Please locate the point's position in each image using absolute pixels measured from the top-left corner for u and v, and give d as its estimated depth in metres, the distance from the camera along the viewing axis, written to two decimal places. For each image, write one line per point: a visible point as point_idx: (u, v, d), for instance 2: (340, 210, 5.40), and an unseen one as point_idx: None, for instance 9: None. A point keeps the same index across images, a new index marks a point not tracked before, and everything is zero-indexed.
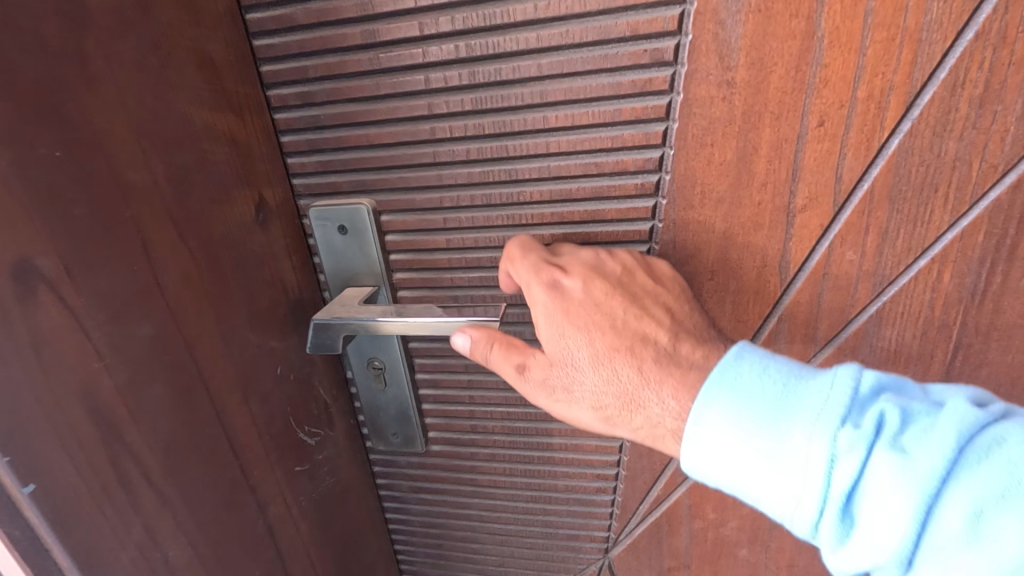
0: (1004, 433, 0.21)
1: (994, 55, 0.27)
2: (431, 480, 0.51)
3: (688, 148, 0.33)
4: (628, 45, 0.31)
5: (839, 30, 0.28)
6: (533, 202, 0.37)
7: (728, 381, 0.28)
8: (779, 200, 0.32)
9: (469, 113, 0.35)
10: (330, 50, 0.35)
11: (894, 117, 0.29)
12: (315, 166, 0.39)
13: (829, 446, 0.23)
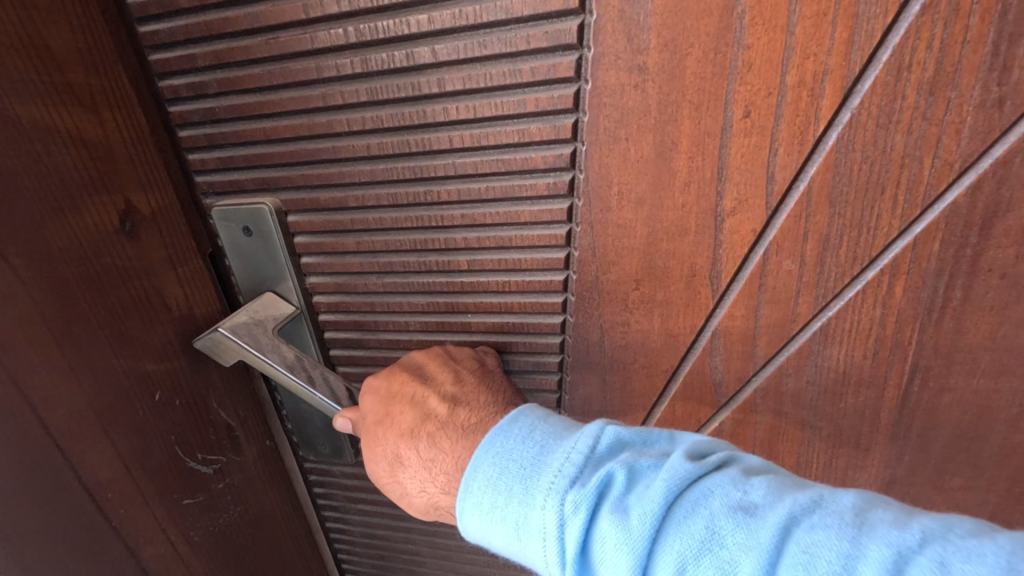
0: (710, 484, 0.19)
1: (947, 30, 0.22)
2: (366, 491, 0.47)
3: (601, 143, 0.28)
4: (525, 26, 0.27)
5: (761, 4, 0.24)
6: (442, 202, 0.33)
7: (489, 446, 0.24)
8: (705, 202, 0.28)
9: (366, 104, 0.31)
10: (218, 35, 0.31)
11: (830, 106, 0.25)
12: (217, 166, 0.35)
13: (557, 515, 0.20)
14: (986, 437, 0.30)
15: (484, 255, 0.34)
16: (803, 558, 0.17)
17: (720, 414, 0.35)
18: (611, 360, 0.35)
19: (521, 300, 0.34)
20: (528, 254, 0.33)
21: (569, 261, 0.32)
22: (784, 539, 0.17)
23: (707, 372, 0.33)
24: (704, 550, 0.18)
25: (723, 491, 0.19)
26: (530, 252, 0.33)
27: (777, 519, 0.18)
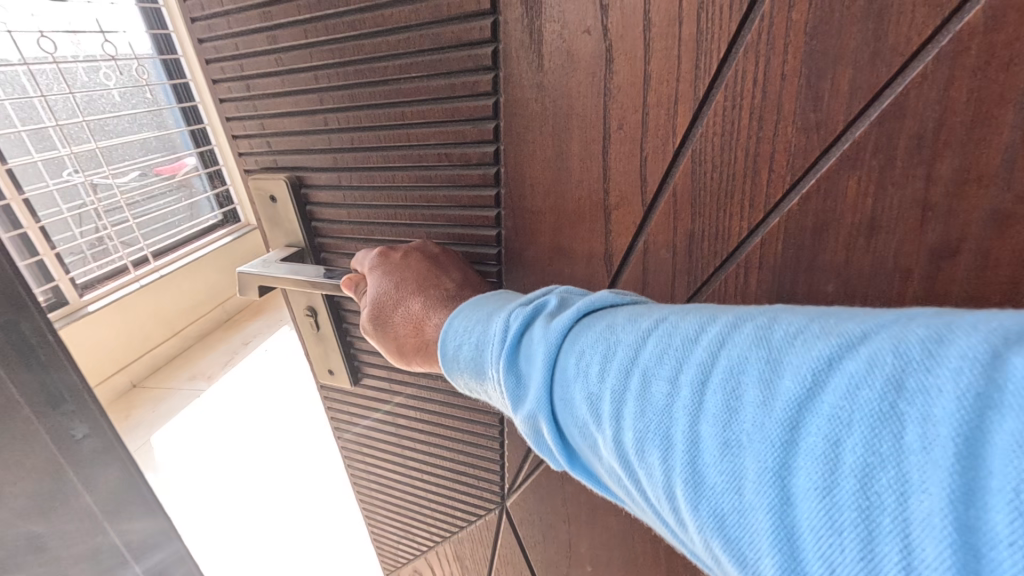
0: (617, 307, 0.26)
1: (767, 66, 0.27)
2: (368, 407, 0.59)
3: (515, 145, 0.35)
4: (455, 50, 0.34)
5: (622, 40, 0.29)
6: (404, 185, 0.41)
7: (474, 305, 0.33)
8: (595, 196, 0.35)
9: (350, 106, 0.40)
10: (252, 52, 0.42)
11: (683, 124, 0.30)
12: (249, 148, 0.47)
13: (508, 329, 0.28)
14: None
15: (437, 230, 0.41)
16: (667, 329, 0.23)
17: None
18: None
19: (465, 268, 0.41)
20: (468, 231, 0.40)
21: (499, 237, 0.39)
22: (657, 325, 0.23)
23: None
24: (601, 336, 0.25)
25: (626, 309, 0.26)
26: (469, 229, 0.39)
27: (654, 316, 0.24)
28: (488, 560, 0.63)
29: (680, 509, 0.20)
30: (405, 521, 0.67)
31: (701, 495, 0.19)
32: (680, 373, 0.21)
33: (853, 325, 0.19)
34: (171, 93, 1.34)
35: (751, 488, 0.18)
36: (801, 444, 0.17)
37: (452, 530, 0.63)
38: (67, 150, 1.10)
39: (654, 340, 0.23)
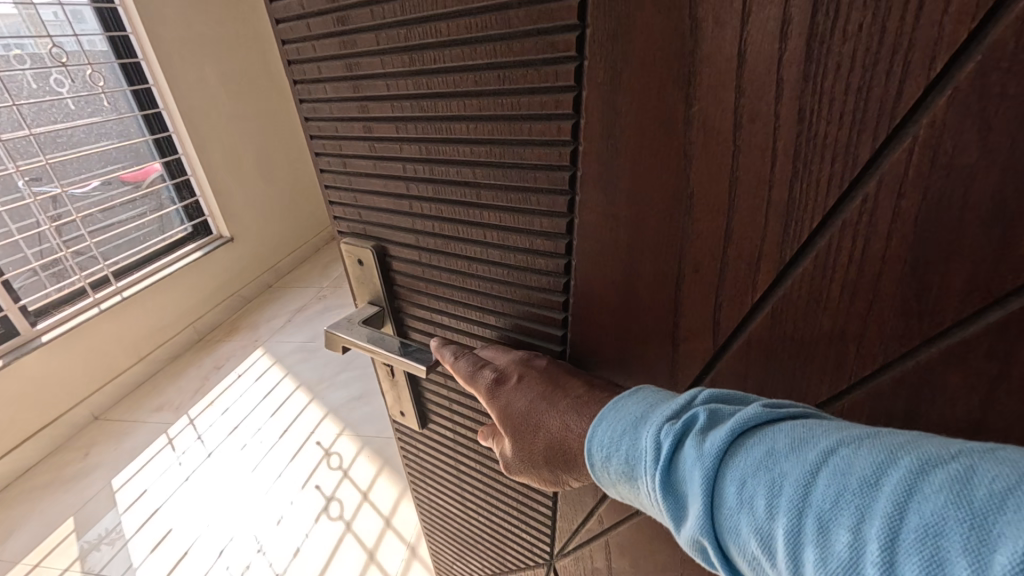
0: (779, 424, 0.23)
1: (866, 252, 0.25)
2: (433, 446, 0.63)
3: (584, 262, 0.35)
4: (535, 168, 0.33)
5: (706, 189, 0.28)
6: (478, 276, 0.42)
7: (609, 405, 0.30)
8: (664, 326, 0.34)
9: (430, 196, 0.41)
10: (348, 134, 0.44)
11: (766, 282, 0.28)
12: (341, 215, 0.50)
13: (651, 444, 0.26)
14: None
15: (509, 319, 0.42)
16: (853, 466, 0.20)
17: None
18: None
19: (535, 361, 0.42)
20: (539, 328, 0.40)
21: (565, 339, 0.39)
22: (840, 461, 0.20)
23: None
24: (769, 467, 0.22)
25: (792, 428, 0.23)
26: (540, 327, 0.40)
27: (833, 449, 0.21)
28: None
29: None
30: (459, 550, 0.74)
31: None
32: (868, 524, 0.19)
33: None
34: (135, 100, 1.71)
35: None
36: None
37: (500, 568, 0.69)
38: (12, 167, 1.32)
39: (842, 484, 0.20)
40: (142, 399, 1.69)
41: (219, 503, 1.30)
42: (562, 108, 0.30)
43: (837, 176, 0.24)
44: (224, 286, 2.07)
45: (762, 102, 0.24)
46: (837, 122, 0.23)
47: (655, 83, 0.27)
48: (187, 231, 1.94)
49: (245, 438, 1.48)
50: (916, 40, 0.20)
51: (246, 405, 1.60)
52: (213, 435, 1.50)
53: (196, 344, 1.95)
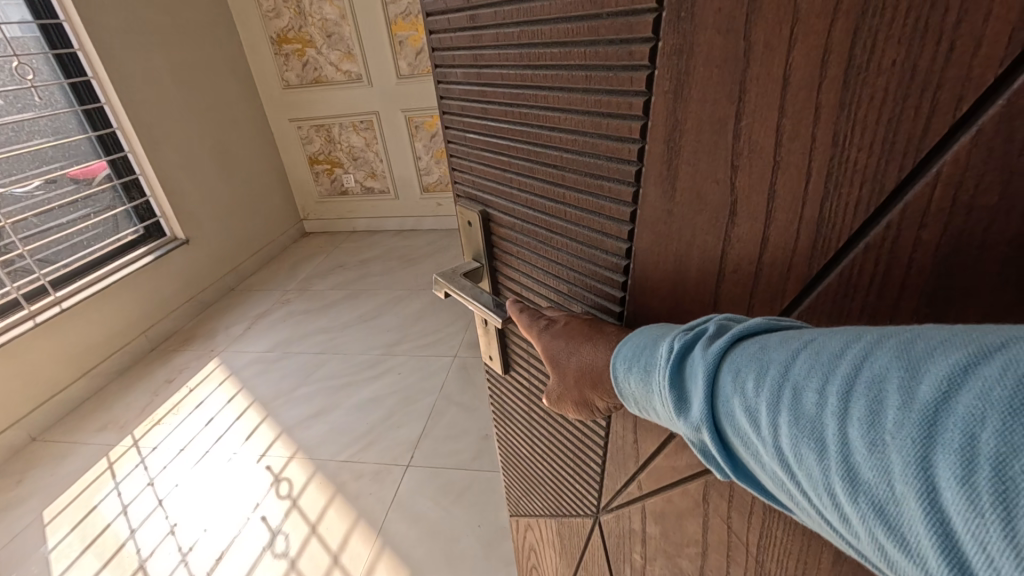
0: (760, 339, 0.41)
1: (890, 275, 0.41)
2: (539, 402, 0.94)
3: (643, 236, 0.53)
4: (616, 158, 0.50)
5: (747, 199, 0.44)
6: (558, 243, 0.64)
7: (645, 334, 0.51)
8: (707, 306, 0.52)
9: (535, 175, 0.61)
10: (482, 113, 0.66)
11: (796, 288, 0.46)
12: (462, 185, 0.79)
13: (671, 356, 0.46)
14: None
15: (573, 276, 0.64)
16: (807, 355, 0.37)
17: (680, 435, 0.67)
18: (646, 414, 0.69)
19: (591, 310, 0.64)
20: (600, 284, 0.61)
21: (623, 293, 0.58)
22: (798, 358, 0.37)
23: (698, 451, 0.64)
24: (753, 363, 0.40)
25: (768, 340, 0.40)
26: (603, 284, 0.60)
27: (794, 349, 0.38)
28: (583, 538, 1.05)
29: (837, 487, 0.34)
30: (538, 493, 1.13)
31: (856, 482, 0.33)
32: (819, 390, 0.35)
33: (950, 357, 0.30)
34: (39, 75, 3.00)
35: (898, 463, 0.30)
36: (935, 436, 0.29)
37: (565, 511, 1.06)
38: None
39: (800, 366, 0.37)
40: (94, 418, 3.13)
41: (188, 533, 2.31)
42: (634, 109, 0.46)
43: (853, 207, 0.40)
44: (116, 331, 3.58)
45: (804, 118, 0.38)
46: (865, 148, 0.37)
47: (716, 95, 0.42)
48: (132, 230, 3.87)
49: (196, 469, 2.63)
50: (942, 95, 0.33)
51: (222, 459, 2.67)
52: (167, 463, 2.70)
53: (122, 370, 3.60)
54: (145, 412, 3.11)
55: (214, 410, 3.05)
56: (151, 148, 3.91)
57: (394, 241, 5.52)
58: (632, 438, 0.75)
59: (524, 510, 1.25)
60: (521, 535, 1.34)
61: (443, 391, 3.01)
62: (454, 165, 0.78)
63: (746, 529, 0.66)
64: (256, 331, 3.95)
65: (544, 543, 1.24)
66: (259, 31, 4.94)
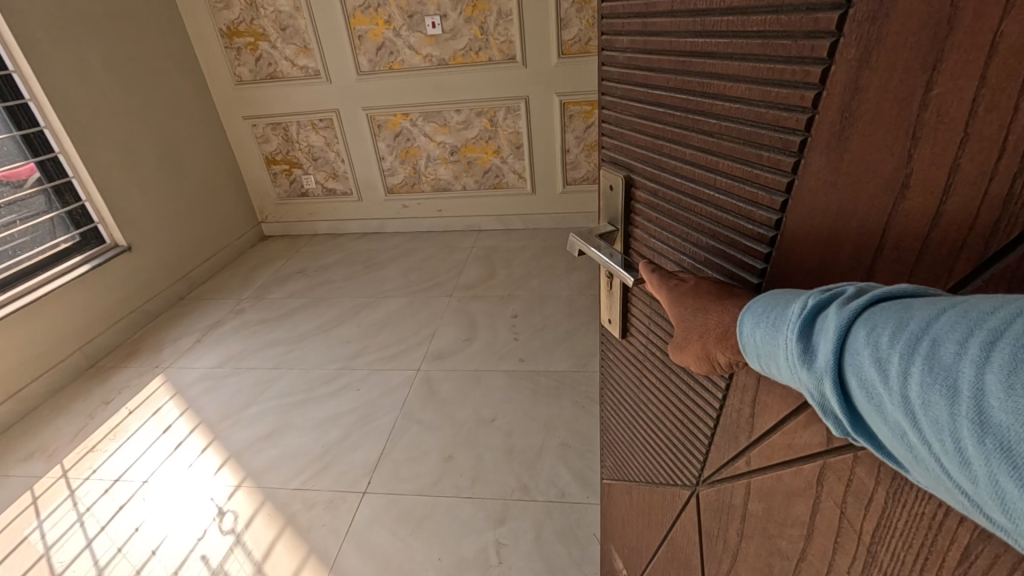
0: (894, 303, 0.48)
1: None
2: (661, 368, 1.06)
3: (799, 201, 0.62)
4: (781, 129, 0.60)
5: (925, 173, 0.49)
6: (703, 205, 0.77)
7: (770, 297, 0.60)
8: (858, 274, 0.59)
9: (693, 143, 0.74)
10: (647, 86, 0.80)
11: (966, 267, 0.49)
12: (611, 153, 0.96)
13: (799, 312, 0.53)
14: (903, 485, 0.57)
15: (712, 238, 0.77)
16: (951, 316, 0.43)
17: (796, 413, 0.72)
18: (771, 393, 0.75)
19: (728, 267, 0.76)
20: (745, 246, 0.72)
21: (768, 257, 0.69)
22: (939, 319, 0.44)
23: (821, 430, 0.68)
24: (889, 320, 0.46)
25: (905, 304, 0.47)
26: (750, 247, 0.71)
27: (934, 311, 0.45)
28: (677, 508, 1.20)
29: (965, 425, 0.40)
30: (645, 462, 1.31)
31: (985, 420, 0.39)
32: (961, 346, 0.42)
33: None
34: None
35: None
36: None
37: (665, 481, 1.22)
38: None
39: (942, 325, 0.43)
40: (30, 440, 3.12)
41: (132, 558, 2.37)
42: (810, 78, 0.55)
43: None
44: (54, 352, 3.52)
45: (1009, 86, 0.42)
46: None
47: (907, 65, 0.47)
48: (70, 238, 3.74)
49: (144, 497, 2.69)
50: None
51: (177, 485, 2.74)
52: (111, 493, 2.75)
53: (63, 385, 3.56)
54: (82, 434, 3.13)
55: (167, 433, 3.08)
56: (86, 147, 3.73)
57: (359, 243, 5.35)
58: (747, 413, 0.82)
59: (630, 475, 1.44)
60: (624, 497, 1.53)
61: (404, 408, 3.06)
62: (605, 134, 0.96)
63: (858, 517, 0.66)
64: (205, 345, 3.93)
65: (644, 508, 1.40)
66: (207, 23, 4.67)
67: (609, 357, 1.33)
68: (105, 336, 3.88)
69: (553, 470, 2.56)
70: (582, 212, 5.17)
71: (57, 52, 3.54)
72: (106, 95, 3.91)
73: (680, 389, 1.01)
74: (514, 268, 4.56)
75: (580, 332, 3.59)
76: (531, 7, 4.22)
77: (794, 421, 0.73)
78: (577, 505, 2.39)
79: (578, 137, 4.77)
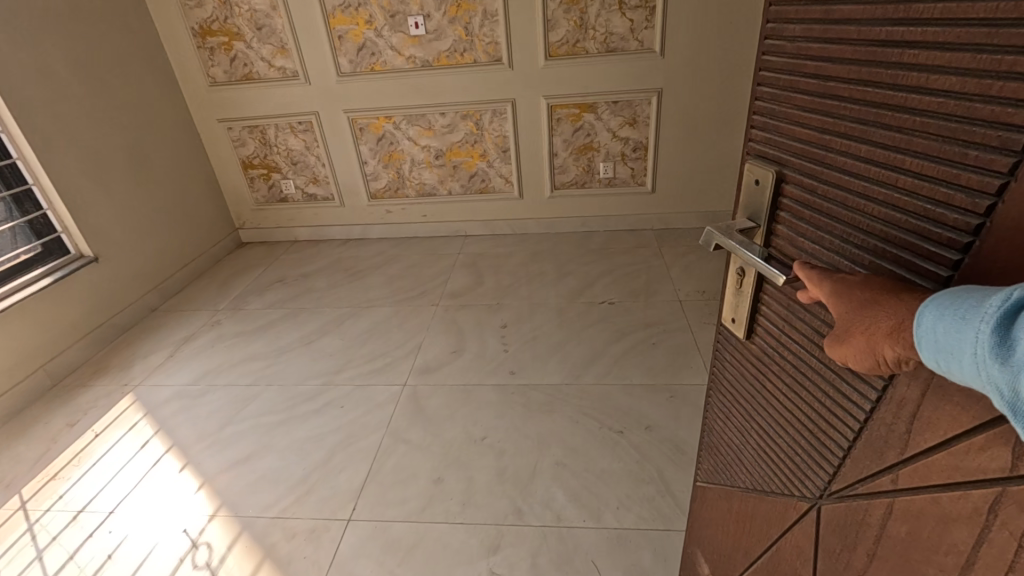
0: None
1: None
2: (793, 371, 0.98)
3: (1010, 208, 0.52)
4: (1001, 127, 0.52)
5: None
6: (873, 204, 0.69)
7: (956, 291, 0.54)
8: None
9: (870, 137, 0.66)
10: (816, 76, 0.73)
11: None
12: (759, 146, 0.89)
13: (997, 306, 0.48)
14: None
15: (884, 243, 0.68)
16: None
17: (976, 432, 0.62)
18: (942, 405, 0.66)
19: (897, 274, 0.67)
20: (926, 253, 0.62)
21: (958, 266, 0.59)
22: None
23: (1007, 455, 0.59)
24: None
25: None
26: (931, 252, 0.62)
27: None
28: (790, 520, 1.13)
29: None
30: (753, 468, 1.24)
31: None
32: None
33: None
34: None
35: None
36: None
37: (778, 491, 1.14)
38: None
39: None
40: None
41: None
42: None
43: None
44: (15, 372, 3.31)
45: None
46: None
47: None
48: (33, 249, 3.52)
49: (112, 526, 2.52)
50: None
51: (152, 510, 2.58)
52: (75, 522, 2.57)
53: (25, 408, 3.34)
54: (44, 462, 2.92)
55: (139, 454, 2.91)
56: (48, 151, 3.51)
57: (340, 250, 5.17)
58: (903, 428, 0.74)
59: (733, 481, 1.37)
60: (722, 503, 1.47)
61: (391, 427, 2.92)
62: (754, 126, 0.89)
63: None
64: (177, 361, 3.72)
65: (746, 516, 1.33)
66: (178, 21, 4.46)
67: (722, 358, 1.27)
68: (69, 353, 3.65)
69: (548, 492, 2.45)
70: (571, 216, 5.07)
71: (16, 51, 3.31)
72: (68, 95, 3.68)
73: (812, 394, 0.94)
74: (501, 275, 4.44)
75: (573, 341, 3.49)
76: (517, 7, 4.12)
77: (967, 439, 0.63)
78: (573, 529, 2.27)
79: (566, 140, 4.67)
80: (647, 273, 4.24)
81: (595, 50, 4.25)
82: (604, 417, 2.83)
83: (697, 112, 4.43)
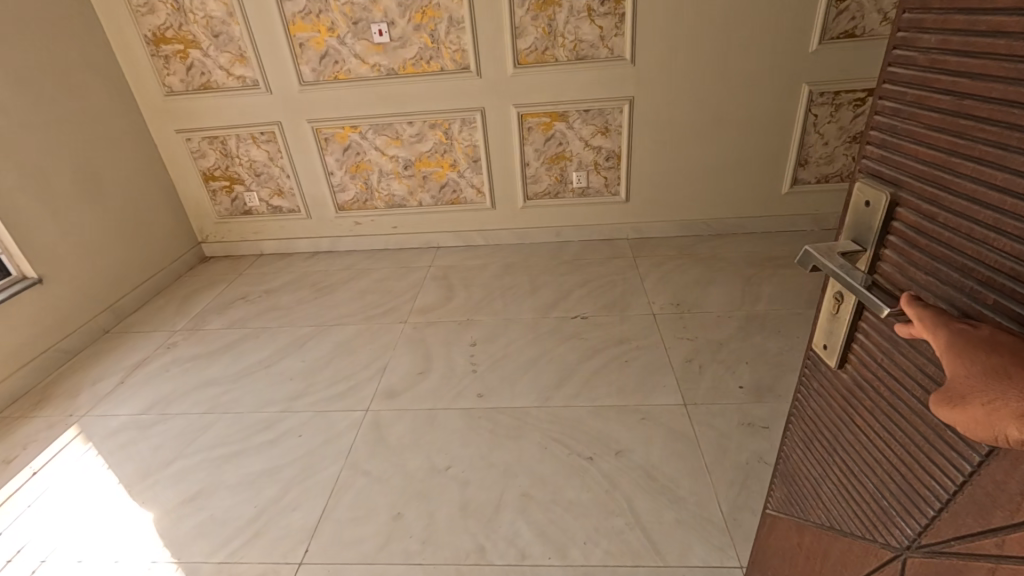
0: None
1: None
2: (890, 411, 0.89)
3: None
4: None
5: None
6: (1004, 238, 0.61)
7: None
8: None
9: (1011, 164, 0.59)
10: (949, 92, 0.65)
11: None
12: (872, 164, 0.81)
13: None
14: None
15: (1013, 283, 0.61)
16: None
17: None
18: None
19: None
20: None
21: None
22: None
23: None
24: None
25: None
26: None
27: None
28: (871, 566, 1.05)
29: None
30: (832, 505, 1.17)
31: None
32: None
33: None
34: None
35: None
36: None
37: (861, 533, 1.06)
38: None
39: None
40: None
41: None
42: None
43: None
44: None
45: None
46: None
47: None
48: None
49: None
50: None
51: (92, 554, 2.41)
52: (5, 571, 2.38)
53: None
54: None
55: (83, 492, 2.73)
56: None
57: (310, 265, 5.00)
58: (1016, 490, 0.66)
59: (806, 514, 1.30)
60: (792, 536, 1.40)
61: (350, 458, 2.77)
62: (867, 141, 0.81)
63: None
64: (132, 386, 3.53)
65: (818, 553, 1.26)
66: (129, 28, 4.28)
67: (805, 387, 1.18)
68: (14, 380, 3.44)
69: (514, 526, 2.33)
70: (544, 226, 4.96)
71: None
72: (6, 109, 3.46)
73: (909, 439, 0.86)
74: (474, 290, 4.31)
75: (548, 359, 3.38)
76: (483, 15, 4.00)
77: None
78: (538, 567, 2.16)
79: (537, 150, 4.57)
80: (623, 285, 4.15)
81: (564, 58, 4.16)
82: (575, 442, 2.71)
83: (673, 120, 4.36)
